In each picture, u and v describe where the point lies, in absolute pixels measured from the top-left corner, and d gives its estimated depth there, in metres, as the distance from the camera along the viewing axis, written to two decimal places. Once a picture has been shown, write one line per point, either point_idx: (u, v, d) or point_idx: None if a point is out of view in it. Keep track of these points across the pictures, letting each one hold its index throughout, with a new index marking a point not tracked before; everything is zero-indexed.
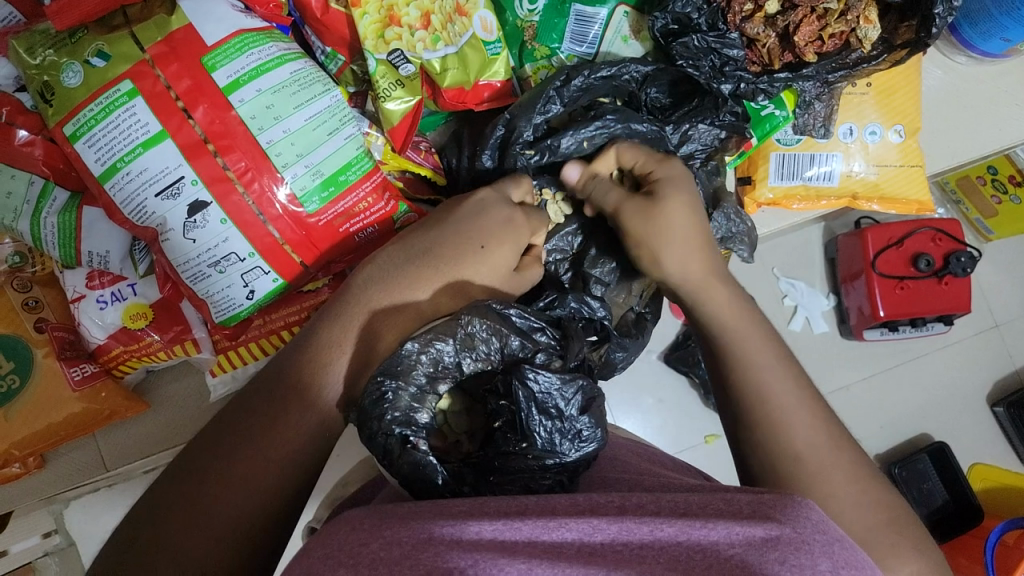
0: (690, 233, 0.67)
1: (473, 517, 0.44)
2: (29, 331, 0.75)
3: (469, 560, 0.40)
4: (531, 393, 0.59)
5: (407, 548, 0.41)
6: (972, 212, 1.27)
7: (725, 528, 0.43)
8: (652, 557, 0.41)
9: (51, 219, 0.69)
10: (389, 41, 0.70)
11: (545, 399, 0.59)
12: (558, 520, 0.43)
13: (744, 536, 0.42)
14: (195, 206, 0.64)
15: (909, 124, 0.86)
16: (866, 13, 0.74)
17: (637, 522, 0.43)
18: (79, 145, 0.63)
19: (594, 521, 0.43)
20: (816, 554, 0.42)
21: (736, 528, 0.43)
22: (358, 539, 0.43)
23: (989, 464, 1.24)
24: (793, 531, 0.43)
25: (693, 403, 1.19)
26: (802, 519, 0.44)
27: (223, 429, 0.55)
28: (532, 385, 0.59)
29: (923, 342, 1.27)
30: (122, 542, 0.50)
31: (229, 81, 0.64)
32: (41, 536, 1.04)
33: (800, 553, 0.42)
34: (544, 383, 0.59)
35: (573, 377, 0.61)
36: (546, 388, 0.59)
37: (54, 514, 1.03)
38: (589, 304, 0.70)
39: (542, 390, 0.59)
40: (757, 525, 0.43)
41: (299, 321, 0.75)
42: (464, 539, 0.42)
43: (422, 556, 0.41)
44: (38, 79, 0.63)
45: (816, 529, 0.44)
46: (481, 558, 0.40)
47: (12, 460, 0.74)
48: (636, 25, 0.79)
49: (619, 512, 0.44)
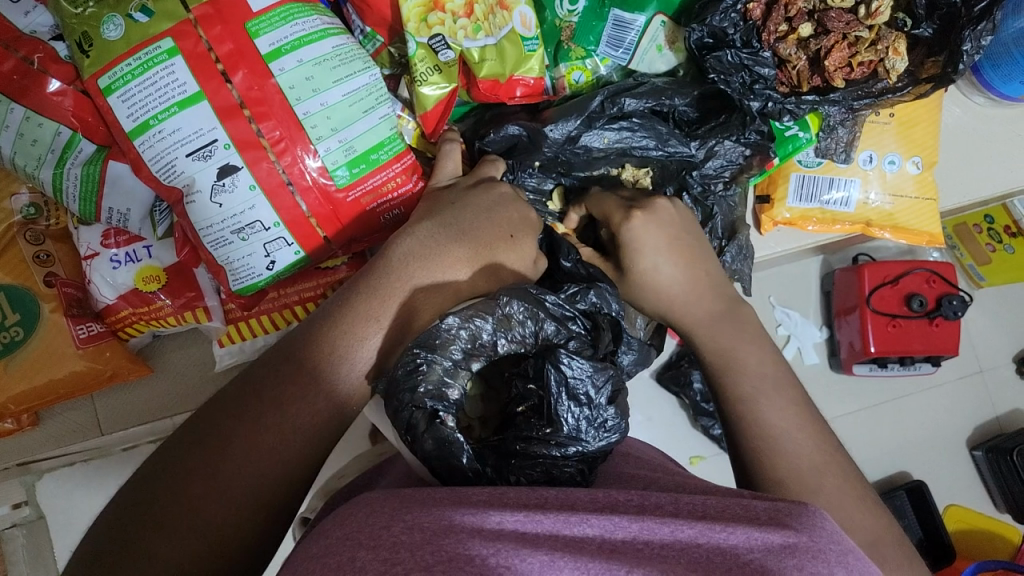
0: (656, 293, 0.71)
1: (493, 507, 0.43)
2: (37, 284, 0.74)
3: (491, 548, 0.40)
4: (563, 378, 0.58)
5: (429, 534, 0.40)
6: (966, 257, 1.27)
7: (744, 533, 0.42)
8: (673, 557, 0.41)
9: (75, 170, 0.67)
10: (431, 25, 0.70)
11: (576, 385, 0.58)
12: (579, 515, 0.43)
13: (763, 541, 0.42)
14: (226, 170, 0.64)
15: (927, 157, 0.88)
16: (896, 45, 0.76)
17: (658, 522, 0.43)
18: (113, 99, 0.62)
19: (615, 518, 0.43)
20: (832, 563, 0.42)
21: (755, 533, 0.42)
22: (377, 522, 0.42)
23: (965, 505, 1.26)
24: (809, 539, 0.43)
25: (681, 423, 1.12)
26: (818, 528, 0.44)
27: (248, 389, 0.54)
28: (565, 370, 0.58)
29: (911, 381, 1.26)
30: (134, 504, 0.48)
31: (271, 49, 0.64)
32: (9, 506, 0.94)
33: (818, 561, 0.41)
34: (577, 369, 0.59)
35: (604, 365, 0.60)
36: (579, 373, 0.58)
37: (26, 484, 0.92)
38: (607, 298, 0.66)
39: (574, 375, 0.58)
40: (774, 531, 0.43)
41: (314, 297, 0.75)
42: (485, 528, 0.41)
43: (444, 543, 0.40)
44: (77, 29, 0.62)
45: (832, 539, 0.43)
46: (503, 547, 0.40)
47: (6, 414, 0.74)
48: (672, 35, 0.79)
49: (639, 512, 0.44)
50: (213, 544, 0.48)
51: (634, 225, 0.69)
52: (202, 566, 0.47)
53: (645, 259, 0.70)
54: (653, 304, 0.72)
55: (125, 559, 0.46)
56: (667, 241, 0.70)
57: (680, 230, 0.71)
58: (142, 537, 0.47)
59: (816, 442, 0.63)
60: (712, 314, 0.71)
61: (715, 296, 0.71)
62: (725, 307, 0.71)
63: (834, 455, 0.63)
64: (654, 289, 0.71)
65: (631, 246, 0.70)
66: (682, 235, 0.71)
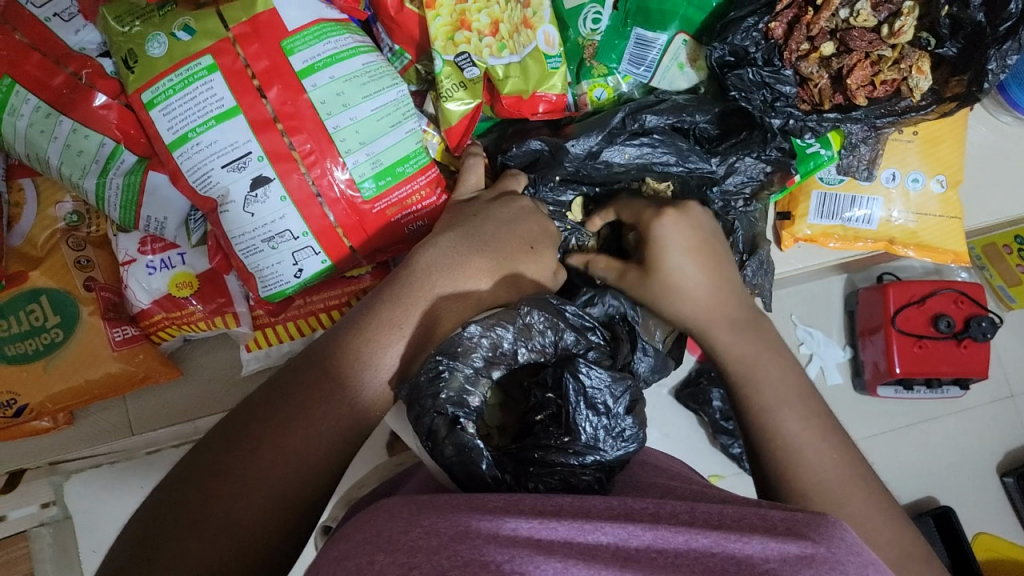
0: (682, 293, 0.71)
1: (509, 514, 0.44)
2: (77, 288, 0.77)
3: (506, 554, 0.41)
4: (581, 387, 0.60)
5: (445, 539, 0.42)
6: (995, 278, 1.26)
7: (760, 542, 0.43)
8: (687, 566, 0.41)
9: (116, 180, 0.70)
10: (457, 44, 0.72)
11: (594, 394, 0.60)
12: (593, 522, 0.44)
13: (780, 551, 0.42)
14: (258, 181, 0.66)
15: (951, 176, 0.88)
16: (919, 64, 0.75)
17: (672, 531, 0.43)
18: (155, 112, 0.65)
19: (629, 526, 0.43)
20: (851, 574, 0.42)
21: (771, 543, 0.43)
22: (396, 528, 0.43)
23: (993, 534, 1.22)
24: (828, 550, 0.42)
25: (701, 442, 1.12)
26: (837, 539, 0.43)
27: (276, 394, 0.56)
28: (583, 379, 0.60)
29: (939, 404, 1.25)
30: (167, 505, 0.50)
31: (304, 66, 0.66)
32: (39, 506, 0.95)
33: (836, 571, 0.41)
34: (595, 378, 0.60)
35: (623, 375, 0.61)
36: (596, 383, 0.60)
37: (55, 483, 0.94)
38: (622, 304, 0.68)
39: (592, 385, 0.60)
40: (791, 542, 0.43)
41: (339, 305, 0.78)
42: (501, 534, 0.42)
43: (459, 548, 0.41)
44: (123, 47, 0.66)
45: (851, 550, 0.43)
46: (518, 554, 0.41)
47: (42, 413, 0.77)
48: (694, 54, 0.80)
49: (653, 520, 0.45)
50: (241, 544, 0.50)
51: (665, 222, 0.70)
52: (230, 565, 0.49)
53: (674, 257, 0.70)
54: (676, 308, 0.71)
55: (159, 556, 0.48)
56: (697, 241, 0.71)
57: (709, 235, 0.72)
58: (174, 536, 0.49)
59: (837, 457, 0.63)
60: (734, 321, 0.70)
61: (738, 304, 0.72)
62: (747, 315, 0.71)
63: (854, 467, 0.62)
64: (678, 290, 0.71)
65: (660, 244, 0.70)
66: (711, 239, 0.72)
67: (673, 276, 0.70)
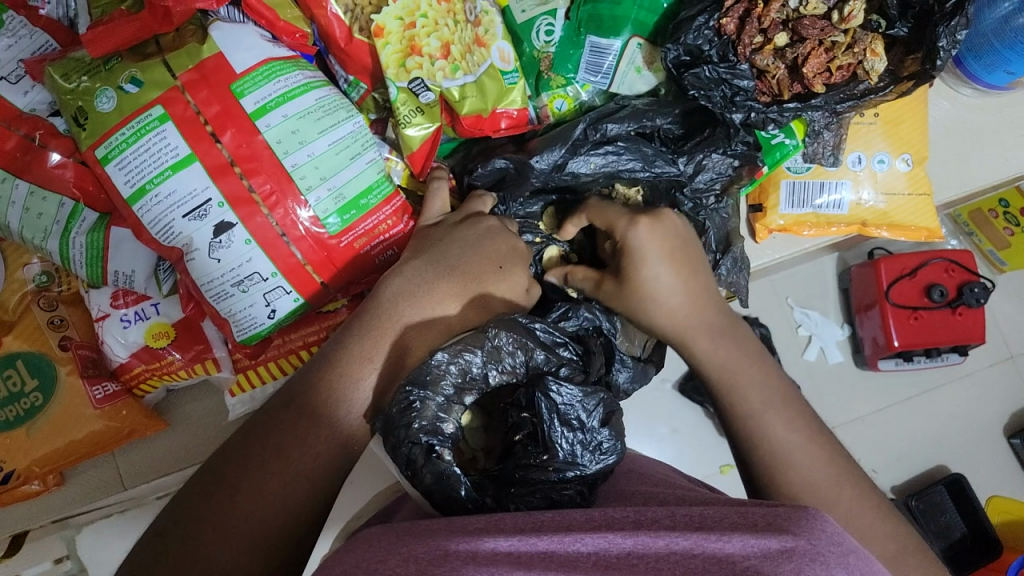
0: (658, 303, 0.68)
1: (488, 534, 0.44)
2: (53, 349, 0.76)
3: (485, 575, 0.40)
4: (553, 405, 0.59)
5: (424, 566, 0.42)
6: (984, 242, 1.24)
7: (740, 540, 0.42)
8: (668, 570, 0.40)
9: (80, 238, 0.70)
10: (410, 70, 0.71)
11: (568, 410, 0.59)
12: (572, 535, 0.43)
13: (760, 547, 0.42)
14: (221, 227, 0.66)
15: (917, 153, 0.88)
16: (872, 46, 0.76)
17: (652, 536, 0.43)
18: (110, 167, 0.65)
19: (609, 536, 0.43)
20: (832, 565, 0.41)
21: (751, 539, 0.42)
22: (374, 558, 0.43)
23: (1007, 497, 1.22)
24: (808, 542, 0.42)
25: (706, 434, 1.12)
26: (817, 531, 0.43)
27: (252, 437, 0.55)
28: (555, 397, 0.59)
29: (940, 372, 1.24)
30: (149, 558, 0.50)
31: (256, 107, 0.66)
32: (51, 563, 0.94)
33: (817, 563, 0.41)
34: (567, 395, 0.60)
35: (595, 389, 0.61)
36: (569, 399, 0.60)
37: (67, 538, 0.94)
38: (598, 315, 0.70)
39: (565, 402, 0.59)
40: (772, 537, 0.42)
41: (317, 340, 0.77)
42: (480, 554, 0.42)
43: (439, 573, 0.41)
44: (72, 104, 0.65)
45: (832, 540, 0.42)
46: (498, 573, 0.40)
47: (31, 477, 0.76)
48: (650, 56, 0.80)
49: (635, 527, 0.44)
50: None
51: (640, 231, 0.68)
52: None
53: (649, 268, 0.68)
54: (653, 318, 0.69)
55: None
56: (673, 251, 0.68)
57: (683, 241, 0.70)
58: None
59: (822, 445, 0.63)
60: (713, 327, 0.69)
61: (715, 308, 0.70)
62: (724, 319, 0.70)
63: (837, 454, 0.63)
64: (655, 301, 0.68)
65: (637, 255, 0.68)
66: (685, 246, 0.70)
67: (647, 288, 0.68)
